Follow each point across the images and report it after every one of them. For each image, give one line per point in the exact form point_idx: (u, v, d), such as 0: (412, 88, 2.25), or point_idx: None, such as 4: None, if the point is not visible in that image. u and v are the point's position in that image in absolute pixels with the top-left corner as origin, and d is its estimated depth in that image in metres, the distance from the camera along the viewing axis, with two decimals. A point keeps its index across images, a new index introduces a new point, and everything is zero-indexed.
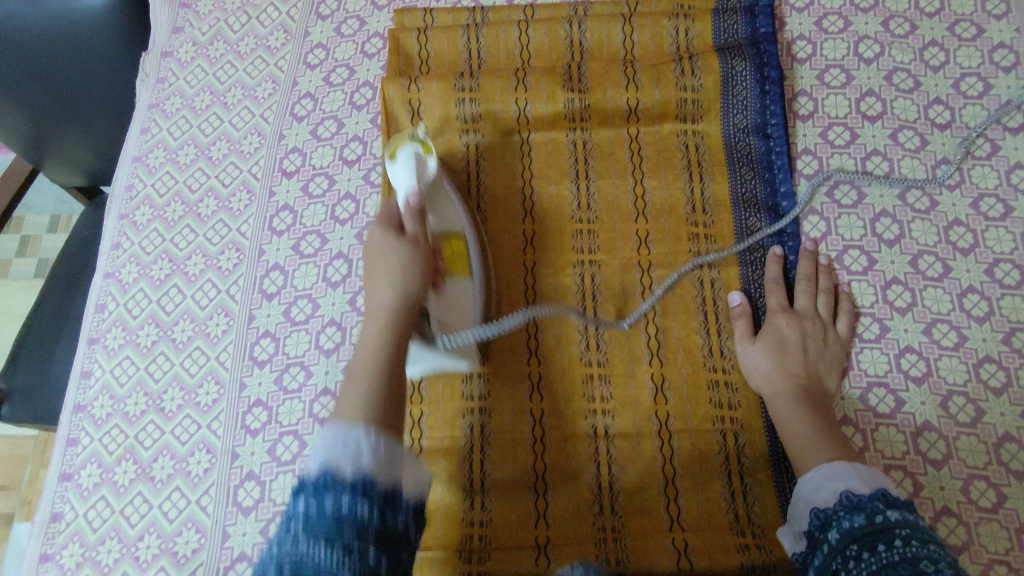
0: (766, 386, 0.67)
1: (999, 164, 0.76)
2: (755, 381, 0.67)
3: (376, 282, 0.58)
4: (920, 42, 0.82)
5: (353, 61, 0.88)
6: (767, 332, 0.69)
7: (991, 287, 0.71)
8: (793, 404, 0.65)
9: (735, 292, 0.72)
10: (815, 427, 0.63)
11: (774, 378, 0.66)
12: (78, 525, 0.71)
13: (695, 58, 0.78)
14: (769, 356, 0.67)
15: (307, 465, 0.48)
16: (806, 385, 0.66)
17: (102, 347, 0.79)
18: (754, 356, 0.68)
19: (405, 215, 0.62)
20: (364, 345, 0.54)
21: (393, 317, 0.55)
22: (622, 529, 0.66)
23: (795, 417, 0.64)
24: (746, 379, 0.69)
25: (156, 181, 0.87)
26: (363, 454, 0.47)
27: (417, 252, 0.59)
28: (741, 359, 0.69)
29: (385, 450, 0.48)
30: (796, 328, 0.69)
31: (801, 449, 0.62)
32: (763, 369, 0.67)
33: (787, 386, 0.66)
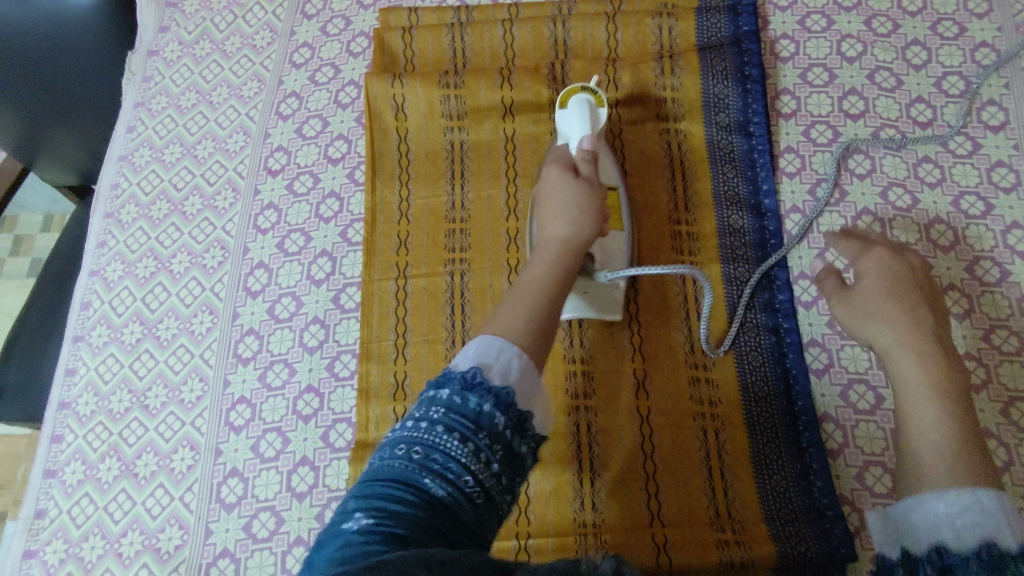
0: (887, 334, 0.59)
1: (980, 162, 0.76)
2: (878, 328, 0.60)
3: (552, 214, 0.61)
4: (902, 41, 0.82)
5: (339, 60, 0.88)
6: (881, 276, 0.62)
7: (972, 285, 0.71)
8: (924, 359, 0.56)
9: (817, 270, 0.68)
10: (957, 405, 0.52)
11: (905, 326, 0.59)
12: (62, 521, 0.71)
13: (677, 57, 0.79)
14: (892, 301, 0.60)
15: (455, 365, 0.48)
16: (939, 338, 0.58)
17: (87, 344, 0.79)
18: (873, 303, 0.61)
19: (578, 160, 0.65)
20: (533, 272, 0.56)
21: (566, 249, 0.58)
22: (603, 524, 0.66)
23: (922, 368, 0.55)
24: (863, 326, 0.62)
25: (142, 180, 0.87)
26: (511, 366, 0.47)
27: (593, 193, 0.61)
28: (853, 304, 0.63)
29: (516, 366, 0.48)
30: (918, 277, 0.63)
31: (933, 416, 0.52)
32: (885, 315, 0.60)
33: (919, 335, 0.58)
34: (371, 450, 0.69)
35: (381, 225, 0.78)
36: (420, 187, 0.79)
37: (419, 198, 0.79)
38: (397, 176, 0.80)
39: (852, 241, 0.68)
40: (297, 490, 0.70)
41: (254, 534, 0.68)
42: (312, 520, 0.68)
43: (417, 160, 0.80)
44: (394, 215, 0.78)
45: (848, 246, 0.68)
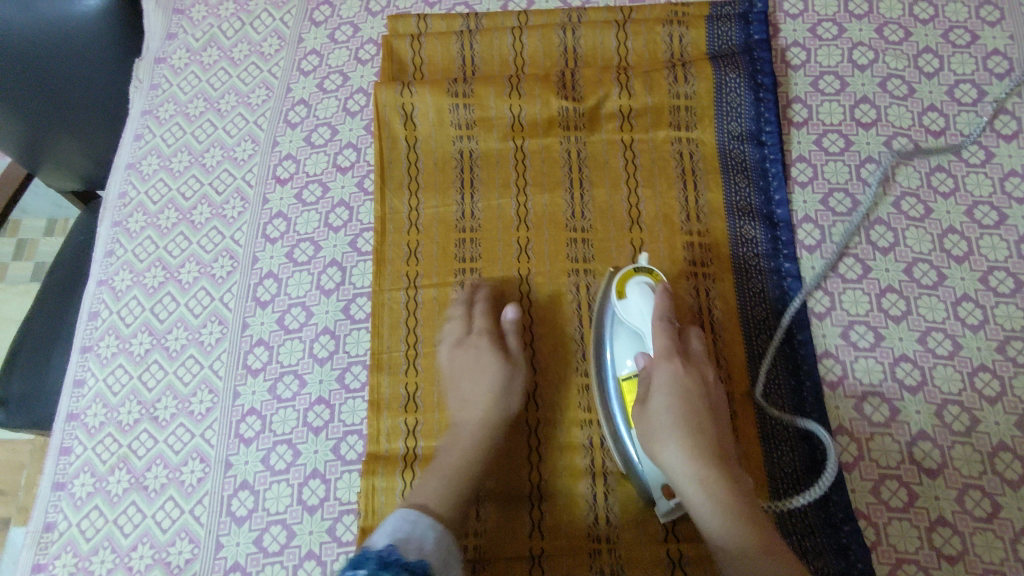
0: (686, 465, 0.59)
1: (993, 172, 0.76)
2: (669, 456, 0.60)
3: (454, 386, 0.70)
4: (914, 48, 0.82)
5: (347, 67, 0.88)
6: (679, 397, 0.62)
7: (986, 295, 0.71)
8: (716, 488, 0.58)
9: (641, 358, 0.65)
10: (752, 528, 0.56)
11: (691, 449, 0.59)
12: (71, 535, 0.71)
13: (688, 65, 0.78)
14: (684, 427, 0.60)
15: (372, 542, 0.57)
16: (721, 454, 0.60)
17: (95, 355, 0.78)
18: (665, 423, 0.61)
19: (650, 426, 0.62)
20: (444, 458, 0.66)
21: (479, 429, 0.67)
22: (617, 539, 0.65)
23: (710, 492, 0.58)
24: (650, 447, 0.61)
25: (150, 188, 0.86)
26: (422, 540, 0.58)
27: (511, 359, 0.70)
28: (647, 429, 0.62)
29: (428, 544, 0.58)
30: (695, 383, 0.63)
31: (738, 547, 0.56)
32: (676, 441, 0.60)
33: (710, 460, 0.59)
34: (383, 463, 0.69)
35: (391, 235, 0.77)
36: (430, 196, 0.79)
37: (429, 207, 0.78)
38: (406, 186, 0.79)
39: (663, 329, 0.64)
40: (308, 503, 0.69)
41: (265, 548, 0.68)
42: (323, 533, 0.68)
43: (427, 169, 0.79)
44: (404, 224, 0.77)
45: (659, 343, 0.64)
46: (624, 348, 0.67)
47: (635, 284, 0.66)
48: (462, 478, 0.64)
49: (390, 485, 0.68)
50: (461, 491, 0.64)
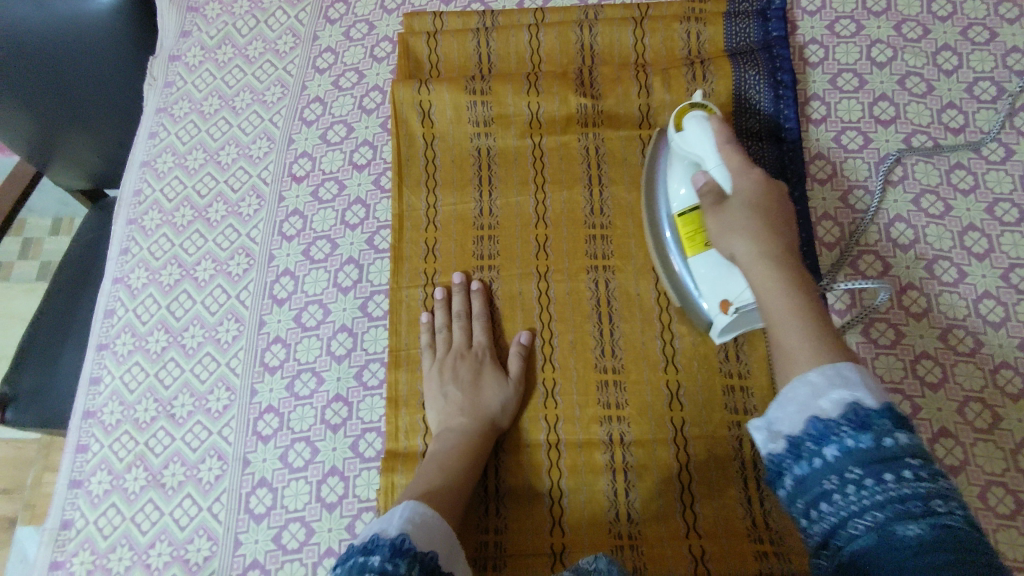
0: (751, 250, 0.58)
1: (1014, 169, 0.75)
2: (738, 244, 0.59)
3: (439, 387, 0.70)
4: (933, 46, 0.81)
5: (363, 65, 0.87)
6: (754, 193, 0.60)
7: (1007, 292, 0.71)
8: (784, 276, 0.55)
9: (698, 176, 0.63)
10: (821, 327, 0.50)
11: (757, 199, 0.60)
12: (89, 532, 0.70)
13: (707, 63, 0.78)
14: (757, 220, 0.59)
15: (383, 530, 0.55)
16: (796, 259, 0.57)
17: (111, 353, 0.78)
18: (736, 217, 0.60)
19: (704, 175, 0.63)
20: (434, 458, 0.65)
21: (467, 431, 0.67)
22: (639, 536, 0.65)
23: (789, 292, 0.53)
24: (722, 241, 0.60)
25: (165, 186, 0.86)
26: (431, 530, 0.56)
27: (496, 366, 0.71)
28: (718, 216, 0.61)
29: (438, 534, 0.56)
30: (776, 193, 0.61)
31: (798, 353, 0.49)
32: (748, 230, 0.58)
33: (767, 239, 0.58)
34: (402, 461, 0.68)
35: (408, 232, 0.77)
36: (447, 194, 0.78)
37: (447, 205, 0.78)
38: (423, 183, 0.79)
39: (728, 147, 0.63)
40: (327, 501, 0.69)
41: (284, 545, 0.67)
42: (342, 531, 0.67)
43: (444, 166, 0.79)
44: (422, 222, 0.77)
45: (729, 158, 0.62)
46: (680, 180, 0.67)
47: (691, 117, 0.66)
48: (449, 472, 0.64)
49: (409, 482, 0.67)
50: (451, 483, 0.63)
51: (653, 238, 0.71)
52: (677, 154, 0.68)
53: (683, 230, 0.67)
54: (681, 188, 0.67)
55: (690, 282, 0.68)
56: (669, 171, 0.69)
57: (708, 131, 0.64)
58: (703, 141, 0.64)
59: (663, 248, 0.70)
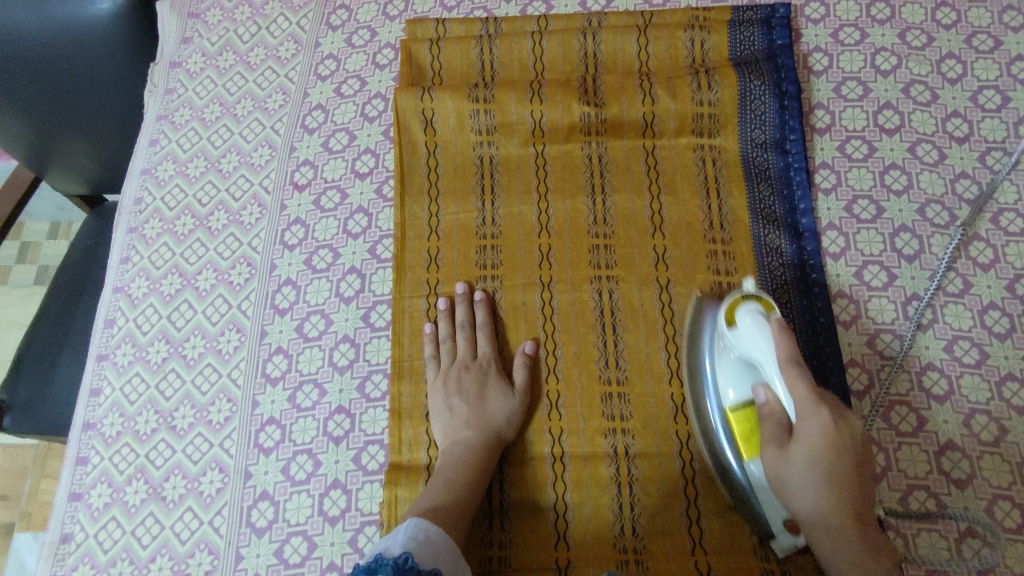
0: (818, 511, 0.52)
1: (1019, 179, 0.75)
2: (799, 502, 0.53)
3: (443, 401, 0.70)
4: (937, 54, 0.81)
5: (364, 72, 0.87)
6: (823, 443, 0.52)
7: (1013, 303, 0.70)
8: (847, 524, 0.52)
9: (761, 389, 0.58)
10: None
11: (829, 449, 0.52)
12: (89, 546, 0.70)
13: (712, 72, 0.78)
14: (822, 479, 0.52)
15: (387, 548, 0.55)
16: (862, 497, 0.53)
17: (111, 363, 0.78)
18: (800, 470, 0.53)
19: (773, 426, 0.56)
20: (441, 473, 0.65)
21: (473, 444, 0.66)
22: (644, 551, 0.64)
23: (844, 542, 0.52)
24: (782, 493, 0.55)
25: (165, 195, 0.85)
26: (438, 545, 0.56)
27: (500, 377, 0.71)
28: (778, 465, 0.55)
29: (443, 549, 0.56)
30: (850, 439, 0.52)
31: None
32: (807, 466, 0.53)
33: (842, 491, 0.52)
34: (406, 473, 0.68)
35: (411, 242, 0.77)
36: (450, 203, 0.78)
37: (449, 214, 0.77)
38: (426, 192, 0.78)
39: (792, 364, 0.55)
40: (329, 514, 0.68)
41: (286, 560, 0.67)
42: (345, 545, 0.67)
43: (446, 175, 0.79)
44: (424, 231, 0.77)
45: (794, 388, 0.54)
46: (729, 378, 0.62)
47: (746, 313, 0.60)
48: (455, 486, 0.63)
49: (413, 495, 0.67)
50: (457, 497, 0.63)
51: (702, 423, 0.66)
52: (726, 349, 0.63)
53: (737, 428, 0.62)
54: (732, 390, 0.62)
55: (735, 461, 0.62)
56: (716, 358, 0.64)
57: (765, 327, 0.58)
58: (761, 350, 0.57)
59: (700, 394, 0.66)
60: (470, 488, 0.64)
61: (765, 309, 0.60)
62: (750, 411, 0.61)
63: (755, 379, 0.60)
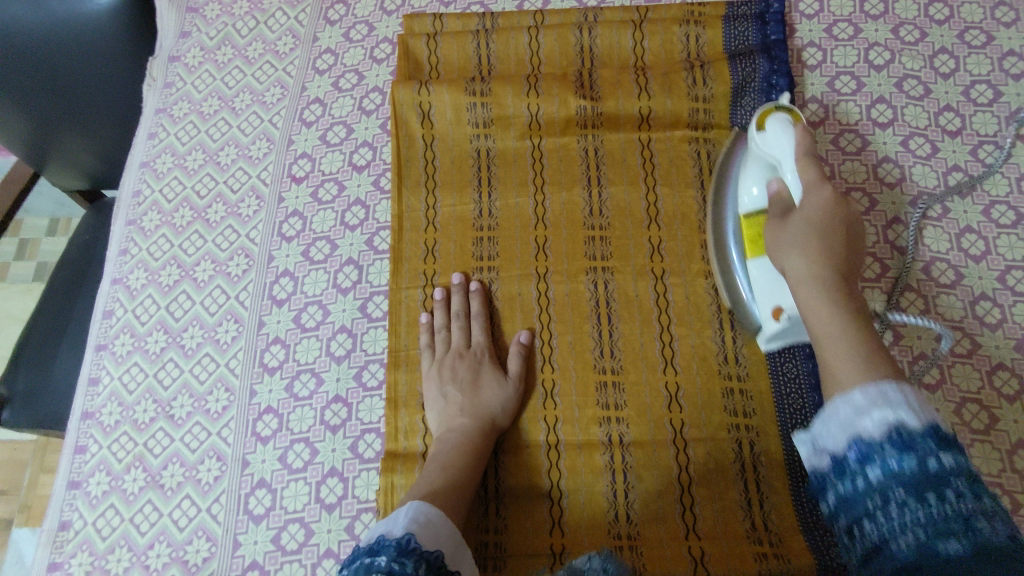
0: (806, 265, 0.58)
1: (1011, 172, 0.76)
2: (792, 260, 0.59)
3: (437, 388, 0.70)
4: (930, 49, 0.82)
5: (362, 66, 0.88)
6: (819, 213, 0.60)
7: (1004, 294, 0.71)
8: (835, 300, 0.55)
9: (773, 181, 0.66)
10: (851, 303, 0.55)
11: (824, 218, 0.59)
12: (87, 533, 0.70)
13: (707, 66, 0.79)
14: (811, 236, 0.59)
15: (388, 530, 0.55)
16: (846, 270, 0.58)
17: (110, 353, 0.78)
18: (795, 232, 0.60)
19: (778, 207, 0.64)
20: (435, 459, 0.65)
21: (466, 431, 0.67)
22: (638, 537, 0.65)
23: (826, 299, 0.55)
24: (778, 256, 0.61)
25: (164, 187, 0.86)
26: (439, 528, 0.56)
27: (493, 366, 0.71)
28: (778, 232, 0.62)
29: (444, 532, 0.56)
30: (846, 213, 0.60)
31: (827, 318, 0.54)
32: (802, 246, 0.59)
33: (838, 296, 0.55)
34: (402, 461, 0.68)
35: (408, 233, 0.77)
36: (447, 195, 0.79)
37: (446, 206, 0.78)
38: (423, 184, 0.79)
39: (806, 157, 0.64)
40: (326, 501, 0.69)
41: (283, 546, 0.67)
42: (341, 532, 0.67)
43: (444, 167, 0.79)
44: (421, 223, 0.77)
45: (804, 172, 0.63)
46: (753, 178, 0.69)
47: (773, 122, 0.67)
48: (450, 472, 0.64)
49: (409, 482, 0.67)
50: (453, 482, 0.63)
51: (721, 262, 0.72)
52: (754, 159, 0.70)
53: (748, 233, 0.69)
54: (755, 190, 0.68)
55: (747, 287, 0.69)
56: (743, 171, 0.71)
57: (787, 140, 0.66)
58: (782, 145, 0.66)
59: (721, 228, 0.72)
60: (464, 473, 0.64)
61: (793, 121, 0.68)
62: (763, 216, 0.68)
63: (773, 176, 0.68)
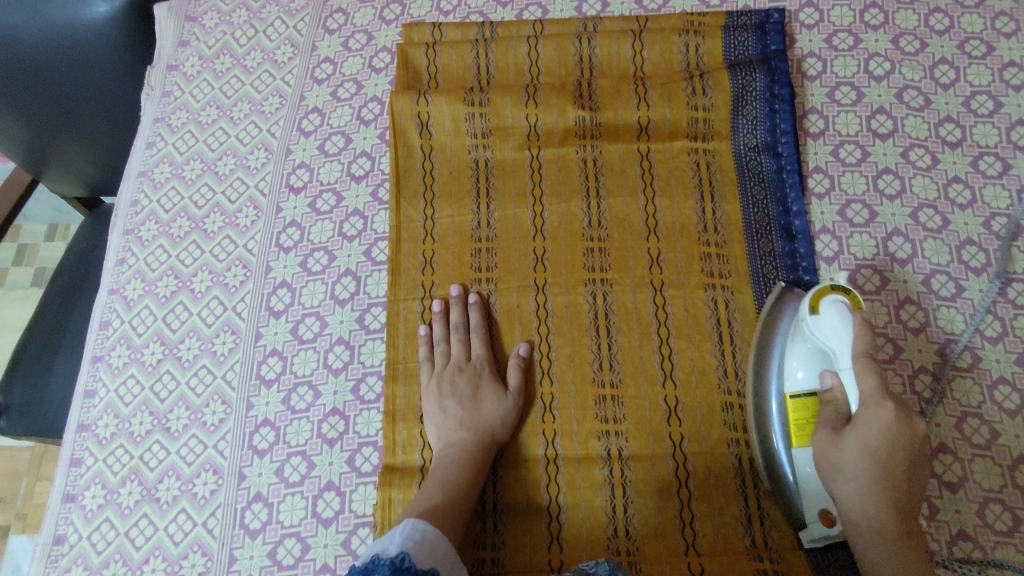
0: (868, 497, 0.57)
1: (1011, 183, 0.75)
2: (842, 485, 0.58)
3: (436, 403, 0.70)
4: (930, 59, 0.82)
5: (360, 75, 0.87)
6: (878, 438, 0.57)
7: (1004, 307, 0.71)
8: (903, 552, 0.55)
9: (826, 375, 0.62)
10: (912, 553, 0.55)
11: (884, 444, 0.57)
12: (82, 548, 0.70)
13: (706, 77, 0.78)
14: (873, 466, 0.57)
15: (385, 549, 0.55)
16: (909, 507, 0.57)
17: (106, 365, 0.78)
18: (849, 458, 0.58)
19: (829, 420, 0.60)
20: (435, 475, 0.65)
21: (467, 447, 0.67)
22: (637, 553, 0.64)
23: (898, 568, 0.55)
24: (827, 478, 0.59)
25: (161, 197, 0.86)
26: (436, 546, 0.56)
27: (492, 380, 0.71)
28: (829, 449, 0.59)
29: (441, 551, 0.56)
30: (905, 437, 0.57)
31: (883, 558, 0.55)
32: (856, 480, 0.57)
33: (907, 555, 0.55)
34: (399, 475, 0.68)
35: (406, 244, 0.77)
36: (445, 206, 0.78)
37: (444, 217, 0.78)
38: (421, 195, 0.78)
39: (865, 362, 0.59)
40: (323, 516, 0.68)
41: (280, 561, 0.67)
42: (338, 547, 0.67)
43: (442, 178, 0.79)
44: (419, 234, 0.77)
45: (863, 381, 0.59)
46: (800, 359, 0.64)
47: (830, 304, 0.62)
48: (449, 488, 0.63)
49: (407, 496, 0.67)
50: (451, 497, 0.63)
51: (755, 387, 0.67)
52: (804, 335, 0.64)
53: (793, 419, 0.63)
54: (803, 375, 0.63)
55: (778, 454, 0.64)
56: (789, 346, 0.65)
57: (847, 330, 0.61)
58: (840, 339, 0.61)
59: (762, 372, 0.66)
60: (463, 488, 0.64)
61: (851, 304, 0.62)
62: (813, 401, 0.63)
63: (828, 369, 0.62)
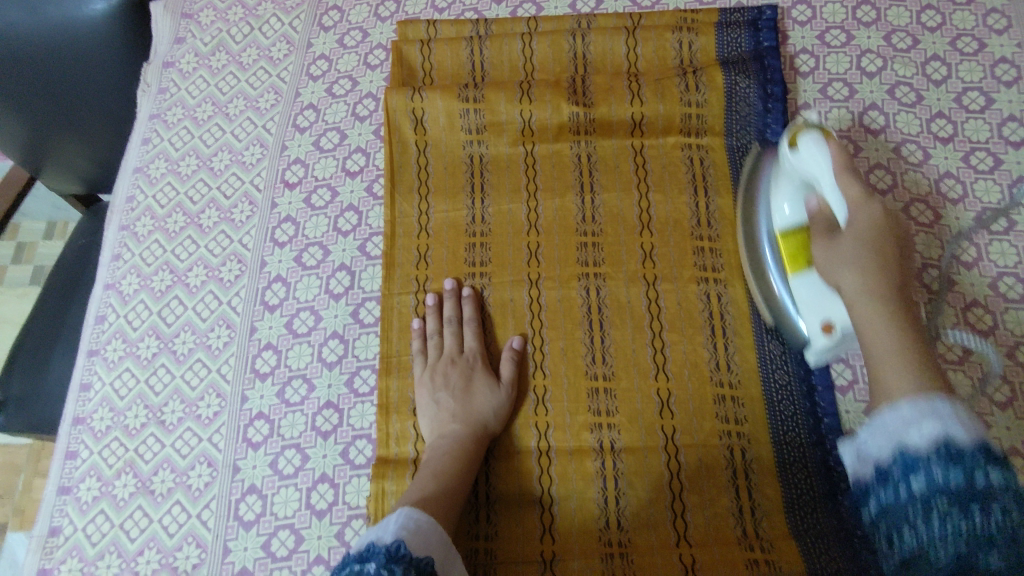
0: (861, 287, 0.57)
1: (1002, 178, 0.76)
2: (847, 279, 0.58)
3: (428, 397, 0.70)
4: (922, 56, 0.82)
5: (356, 72, 0.88)
6: (869, 226, 0.59)
7: (995, 301, 0.71)
8: (892, 314, 0.55)
9: (811, 197, 0.63)
10: (917, 341, 0.53)
11: (873, 234, 0.59)
12: (77, 540, 0.70)
13: (699, 74, 0.79)
14: (865, 255, 0.58)
15: (378, 536, 0.55)
16: (902, 291, 0.57)
17: (102, 359, 0.78)
18: (845, 252, 0.59)
19: (819, 228, 0.62)
20: (428, 466, 0.65)
21: (459, 439, 0.67)
22: (629, 544, 0.65)
23: (893, 332, 0.54)
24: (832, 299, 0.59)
25: (157, 192, 0.86)
26: (429, 536, 0.56)
27: (484, 373, 0.71)
28: (829, 252, 0.60)
29: (435, 540, 0.56)
30: (891, 232, 0.59)
31: (889, 341, 0.54)
32: (855, 267, 0.58)
33: (884, 295, 0.56)
34: (392, 468, 0.68)
35: (400, 239, 0.77)
36: (439, 201, 0.79)
37: (439, 212, 0.78)
38: (415, 190, 0.79)
39: (848, 173, 0.60)
40: (317, 508, 0.68)
41: (273, 553, 0.67)
42: (332, 538, 0.67)
43: (437, 173, 0.80)
44: (414, 229, 0.77)
45: (845, 187, 0.60)
46: (787, 197, 0.66)
47: (807, 137, 0.62)
48: (442, 479, 0.63)
49: (400, 488, 0.67)
50: (444, 487, 0.63)
51: (754, 265, 0.71)
52: (789, 174, 0.66)
53: (787, 250, 0.66)
54: (789, 207, 0.66)
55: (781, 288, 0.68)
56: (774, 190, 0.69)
57: (825, 156, 0.61)
58: (818, 163, 0.61)
59: (754, 239, 0.71)
60: (456, 479, 0.64)
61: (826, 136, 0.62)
62: (801, 234, 0.65)
63: (809, 195, 0.65)
